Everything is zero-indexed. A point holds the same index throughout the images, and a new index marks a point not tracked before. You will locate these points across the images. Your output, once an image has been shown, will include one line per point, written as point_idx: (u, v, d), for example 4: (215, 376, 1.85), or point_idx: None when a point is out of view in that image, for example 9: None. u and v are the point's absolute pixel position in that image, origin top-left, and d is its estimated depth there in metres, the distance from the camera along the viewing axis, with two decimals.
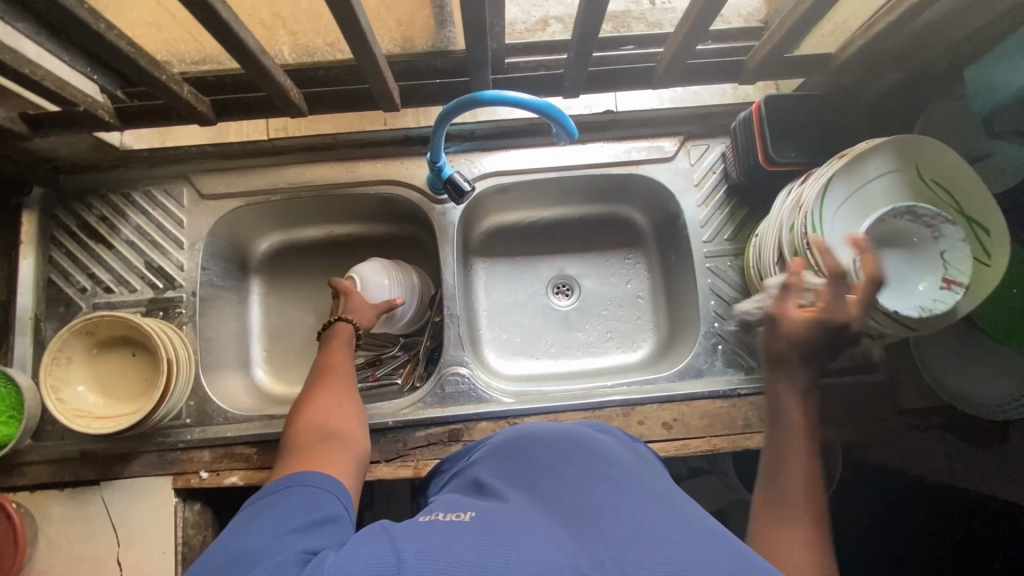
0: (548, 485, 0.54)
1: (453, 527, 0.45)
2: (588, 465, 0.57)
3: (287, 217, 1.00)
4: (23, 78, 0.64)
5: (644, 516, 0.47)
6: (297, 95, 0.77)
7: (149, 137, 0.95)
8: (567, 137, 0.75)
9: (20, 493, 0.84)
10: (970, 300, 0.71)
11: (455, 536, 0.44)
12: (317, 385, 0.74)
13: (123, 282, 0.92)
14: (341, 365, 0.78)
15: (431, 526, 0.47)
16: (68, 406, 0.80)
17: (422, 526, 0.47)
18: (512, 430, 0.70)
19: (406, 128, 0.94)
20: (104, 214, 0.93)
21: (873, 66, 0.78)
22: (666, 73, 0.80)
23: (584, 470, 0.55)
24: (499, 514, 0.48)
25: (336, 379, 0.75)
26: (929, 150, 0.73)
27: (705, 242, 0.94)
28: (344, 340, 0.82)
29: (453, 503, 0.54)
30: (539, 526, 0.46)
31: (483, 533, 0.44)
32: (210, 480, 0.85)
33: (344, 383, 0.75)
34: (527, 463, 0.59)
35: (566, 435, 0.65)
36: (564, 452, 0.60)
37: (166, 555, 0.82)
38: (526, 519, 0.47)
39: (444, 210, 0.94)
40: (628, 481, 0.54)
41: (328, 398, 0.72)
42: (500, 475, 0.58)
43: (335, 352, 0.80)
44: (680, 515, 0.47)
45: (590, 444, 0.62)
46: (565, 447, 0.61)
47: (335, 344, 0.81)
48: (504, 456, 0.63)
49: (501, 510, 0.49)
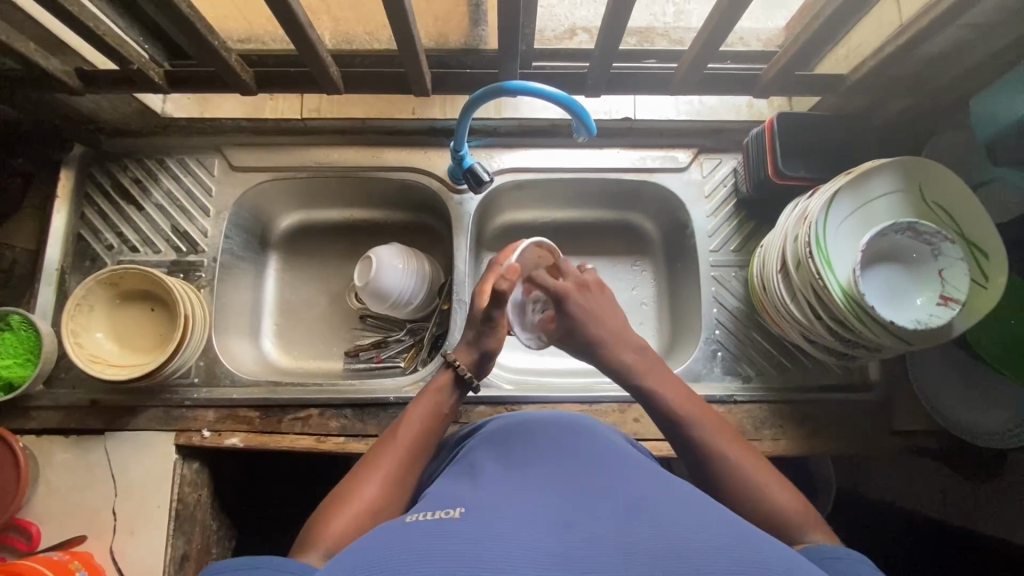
0: (539, 478, 0.54)
1: (439, 525, 0.45)
2: (580, 459, 0.58)
3: (310, 196, 1.04)
4: (87, 31, 0.69)
5: (635, 504, 0.48)
6: (335, 73, 0.81)
7: (188, 106, 1.01)
8: (586, 133, 0.78)
9: (27, 436, 0.87)
10: (968, 316, 0.73)
11: (441, 536, 0.43)
12: (379, 453, 0.65)
13: (148, 242, 0.96)
14: (415, 440, 0.67)
15: (418, 526, 0.46)
16: (84, 351, 0.83)
17: (408, 528, 0.46)
18: (508, 416, 0.72)
19: (433, 118, 1.00)
20: (137, 177, 0.98)
21: (883, 90, 0.82)
22: (683, 80, 0.84)
23: (579, 462, 0.57)
24: (488, 507, 0.48)
25: (401, 455, 0.65)
26: (933, 173, 0.76)
27: (711, 251, 0.97)
28: (432, 406, 0.71)
29: (441, 496, 0.53)
30: (529, 518, 0.46)
31: (473, 531, 0.44)
32: (211, 439, 0.87)
33: (407, 465, 0.64)
34: (510, 461, 0.59)
35: (560, 425, 0.66)
36: (554, 448, 0.60)
37: (160, 509, 0.84)
38: (517, 510, 0.47)
39: (461, 200, 0.98)
40: (618, 471, 0.55)
41: (380, 476, 0.62)
42: (493, 465, 0.59)
43: (426, 400, 0.71)
44: (674, 499, 0.49)
45: (581, 436, 0.63)
46: (555, 440, 0.62)
47: (421, 409, 0.70)
48: (489, 453, 0.62)
49: (490, 502, 0.49)
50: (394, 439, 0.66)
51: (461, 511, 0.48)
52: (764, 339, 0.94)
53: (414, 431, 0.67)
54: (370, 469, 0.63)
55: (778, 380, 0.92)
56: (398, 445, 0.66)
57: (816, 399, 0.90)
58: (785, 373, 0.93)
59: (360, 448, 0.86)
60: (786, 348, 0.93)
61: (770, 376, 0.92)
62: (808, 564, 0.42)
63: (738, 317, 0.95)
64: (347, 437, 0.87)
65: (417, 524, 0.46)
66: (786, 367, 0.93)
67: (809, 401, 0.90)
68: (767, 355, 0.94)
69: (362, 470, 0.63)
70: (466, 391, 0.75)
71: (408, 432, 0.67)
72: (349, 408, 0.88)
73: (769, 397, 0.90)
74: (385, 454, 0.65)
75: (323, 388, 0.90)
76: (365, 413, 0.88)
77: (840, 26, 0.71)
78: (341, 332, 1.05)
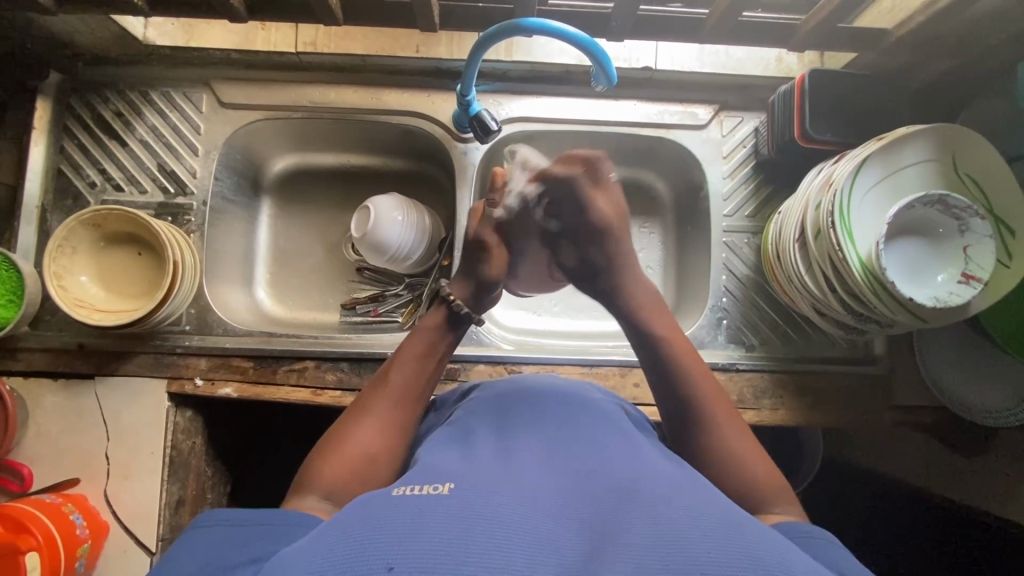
0: (529, 452, 0.52)
1: (425, 502, 0.42)
2: (573, 435, 0.55)
3: (305, 138, 0.99)
4: None
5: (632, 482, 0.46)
6: (334, 2, 0.74)
7: (172, 34, 0.92)
8: (606, 82, 0.72)
9: (15, 377, 0.84)
10: (985, 298, 0.71)
11: (430, 514, 0.41)
12: (371, 397, 0.63)
13: (133, 181, 0.90)
14: (409, 383, 0.65)
15: (402, 502, 0.43)
16: (68, 294, 0.80)
17: (391, 503, 0.43)
18: (507, 381, 0.70)
19: (438, 58, 0.92)
20: (120, 110, 0.91)
21: (926, 49, 0.76)
22: (714, 30, 0.77)
23: (571, 440, 0.54)
24: (479, 482, 0.45)
25: (395, 400, 0.63)
26: (968, 143, 0.72)
27: (725, 215, 0.93)
28: (423, 345, 0.68)
29: (429, 467, 0.50)
30: (524, 496, 0.44)
31: (465, 509, 0.41)
32: (203, 388, 0.85)
33: (402, 408, 0.63)
34: (506, 435, 0.56)
35: (548, 397, 0.64)
36: (545, 422, 0.58)
37: (154, 456, 0.83)
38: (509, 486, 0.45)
39: (466, 149, 0.92)
40: (614, 449, 0.53)
41: (373, 422, 0.61)
42: (486, 437, 0.56)
43: (416, 339, 0.68)
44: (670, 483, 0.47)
45: (576, 411, 0.61)
46: (549, 415, 0.60)
47: (414, 352, 0.67)
48: (481, 425, 0.60)
49: (480, 476, 0.47)
50: (386, 384, 0.64)
51: (450, 487, 0.45)
52: (772, 308, 0.92)
53: (407, 374, 0.65)
54: (363, 414, 0.62)
55: (782, 351, 0.91)
56: (391, 390, 0.64)
57: (818, 371, 0.89)
58: (789, 343, 0.91)
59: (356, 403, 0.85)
60: (791, 319, 0.92)
61: (774, 345, 0.91)
62: (804, 560, 0.40)
63: (747, 285, 0.92)
64: (343, 391, 0.86)
65: (405, 497, 0.43)
66: (791, 338, 0.91)
67: (811, 371, 0.89)
68: (773, 324, 0.92)
69: (353, 416, 0.62)
70: (460, 329, 0.72)
71: (400, 376, 0.65)
72: (345, 361, 0.86)
73: (772, 366, 0.89)
74: (377, 400, 0.63)
75: (319, 340, 0.87)
76: (362, 367, 0.87)
77: None
78: (337, 284, 1.01)
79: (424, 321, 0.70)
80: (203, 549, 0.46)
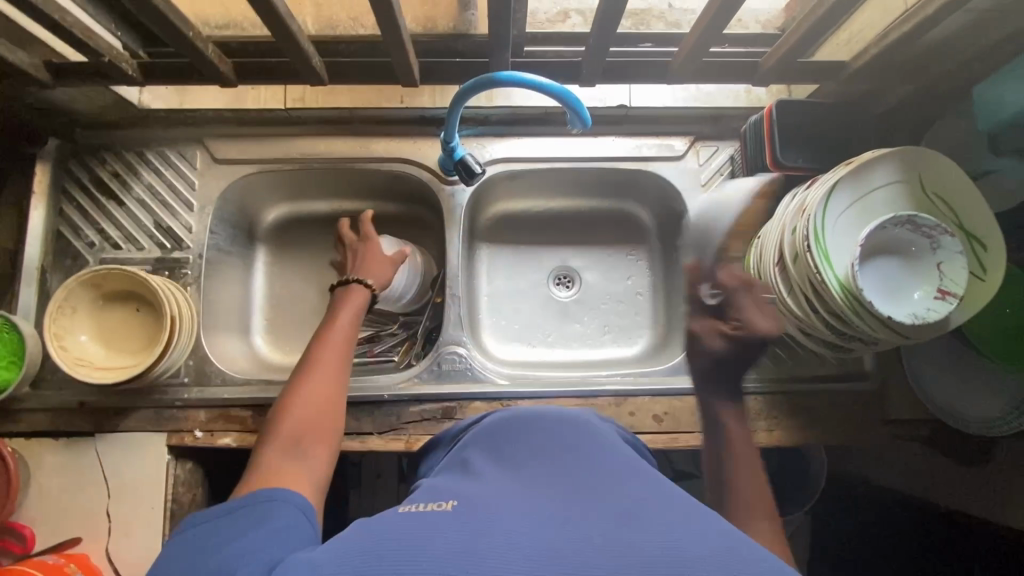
0: (530, 473, 0.53)
1: (432, 518, 0.44)
2: (573, 453, 0.57)
3: (298, 188, 1.02)
4: (53, 25, 0.66)
5: (626, 497, 0.47)
6: (319, 63, 0.78)
7: (166, 97, 0.96)
8: (581, 125, 0.75)
9: (16, 438, 0.85)
10: (965, 310, 0.73)
11: (437, 525, 0.43)
12: (308, 370, 0.71)
13: (131, 239, 0.93)
14: (341, 347, 0.74)
15: (410, 518, 0.45)
16: (69, 354, 0.82)
17: (402, 519, 0.45)
18: (503, 412, 0.72)
19: (422, 107, 0.95)
20: (117, 171, 0.94)
21: (884, 78, 0.80)
22: (680, 70, 0.82)
23: (571, 457, 0.56)
24: (481, 500, 0.47)
25: (332, 365, 0.72)
26: (932, 163, 0.75)
27: (707, 241, 0.96)
28: (347, 318, 0.77)
29: (434, 490, 0.53)
30: (522, 509, 0.45)
31: (469, 523, 0.43)
32: (204, 440, 0.86)
33: (338, 368, 0.72)
34: (506, 456, 0.58)
35: (547, 422, 0.65)
36: (543, 443, 0.59)
37: (155, 510, 0.83)
38: (511, 505, 0.46)
39: (453, 191, 0.95)
40: (616, 461, 0.55)
41: (314, 387, 0.68)
42: (487, 461, 0.58)
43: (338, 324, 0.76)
44: (662, 494, 0.48)
45: (575, 430, 0.63)
46: (548, 433, 0.62)
47: (339, 323, 0.76)
48: (482, 450, 0.61)
49: (483, 494, 0.49)
50: (320, 356, 0.72)
51: (454, 504, 0.47)
52: None
53: (340, 344, 0.74)
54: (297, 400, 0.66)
55: (775, 372, 0.92)
56: (325, 359, 0.72)
57: (811, 389, 0.90)
58: (780, 363, 0.92)
59: (354, 447, 0.86)
60: (780, 339, 0.93)
61: (766, 367, 0.92)
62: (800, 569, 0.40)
63: None
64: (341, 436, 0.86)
65: (411, 514, 0.46)
66: (781, 358, 0.92)
67: (804, 391, 0.90)
68: None
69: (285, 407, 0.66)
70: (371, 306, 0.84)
71: (331, 346, 0.74)
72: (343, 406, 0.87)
73: (765, 388, 0.90)
74: (316, 369, 0.71)
75: None
76: (360, 409, 0.87)
77: (846, 12, 0.68)
78: None
79: (343, 300, 0.79)
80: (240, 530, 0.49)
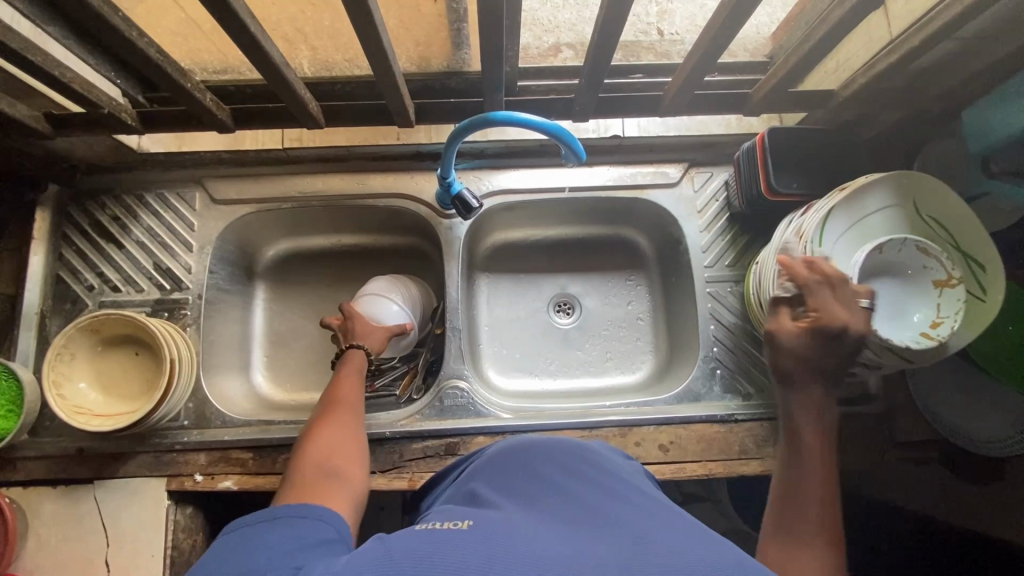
0: (543, 498, 0.53)
1: (450, 534, 0.44)
2: (587, 481, 0.56)
3: (296, 224, 1.02)
4: (53, 80, 0.66)
5: (638, 526, 0.46)
6: (315, 107, 0.79)
7: (165, 142, 0.99)
8: (575, 159, 0.76)
9: (14, 488, 0.84)
10: (967, 332, 0.73)
11: (453, 543, 0.43)
12: (327, 409, 0.73)
13: (131, 281, 0.93)
14: (356, 389, 0.77)
15: (428, 533, 0.45)
16: (67, 402, 0.81)
17: (418, 535, 0.45)
18: (508, 440, 0.71)
19: (419, 143, 0.97)
20: (116, 214, 0.95)
21: (873, 105, 0.81)
22: (672, 102, 0.83)
23: (585, 484, 0.55)
24: (497, 520, 0.47)
25: (348, 402, 0.74)
26: (926, 187, 0.75)
27: (706, 266, 0.96)
28: (354, 369, 0.80)
29: (447, 512, 0.52)
30: (536, 533, 0.45)
31: (485, 540, 0.43)
32: (204, 484, 0.85)
33: (355, 407, 0.74)
34: (516, 481, 0.58)
35: (559, 448, 0.65)
36: (555, 468, 0.59)
37: (154, 558, 0.81)
38: (527, 528, 0.46)
39: (451, 224, 0.96)
40: (624, 490, 0.55)
41: (335, 422, 0.70)
42: (497, 487, 0.57)
43: (345, 376, 0.78)
44: (674, 521, 0.48)
45: (584, 457, 0.62)
46: (557, 459, 0.61)
47: (351, 368, 0.80)
48: (493, 474, 0.61)
49: (496, 516, 0.48)
50: (337, 395, 0.75)
51: (469, 522, 0.47)
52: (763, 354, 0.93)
53: (352, 385, 0.77)
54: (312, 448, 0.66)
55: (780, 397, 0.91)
56: (343, 398, 0.75)
57: None
58: None
59: None
60: None
61: (771, 393, 0.91)
62: None
63: (737, 333, 0.94)
64: None
65: (427, 532, 0.46)
66: None
67: None
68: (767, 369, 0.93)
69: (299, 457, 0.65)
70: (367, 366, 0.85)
71: (346, 386, 0.77)
72: None
73: (771, 414, 0.89)
74: (335, 407, 0.73)
75: None
76: None
77: (832, 45, 0.70)
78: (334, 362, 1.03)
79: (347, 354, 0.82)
80: (270, 534, 0.49)
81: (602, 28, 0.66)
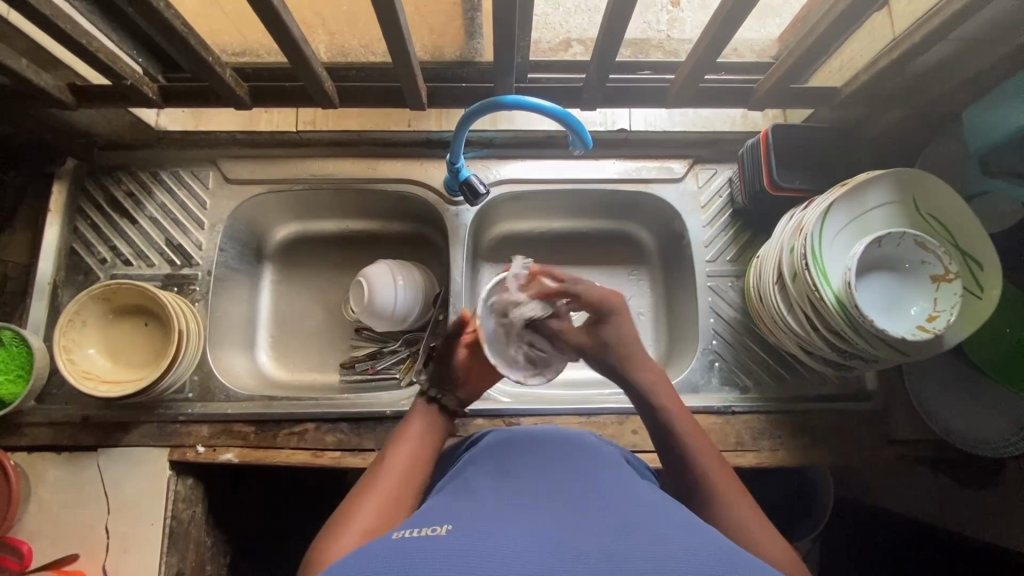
0: (540, 486, 0.54)
1: (428, 546, 0.42)
2: (581, 474, 0.57)
3: (306, 207, 1.04)
4: (79, 48, 0.69)
5: (631, 517, 0.47)
6: (330, 86, 0.81)
7: (183, 120, 0.97)
8: (582, 145, 0.78)
9: (20, 452, 0.85)
10: (962, 329, 0.74)
11: (431, 558, 0.40)
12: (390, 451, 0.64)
13: (142, 256, 0.95)
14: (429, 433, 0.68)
15: (405, 544, 0.43)
16: (76, 367, 0.83)
17: (393, 547, 0.42)
18: (500, 432, 0.70)
19: (428, 130, 0.98)
20: (131, 190, 0.97)
21: (875, 104, 0.83)
22: (678, 94, 0.85)
23: (567, 485, 0.53)
24: (476, 524, 0.45)
25: (416, 446, 0.65)
26: (926, 184, 0.76)
27: (707, 261, 0.97)
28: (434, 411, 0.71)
29: (425, 514, 0.50)
30: (518, 534, 0.44)
31: (463, 554, 0.41)
32: (205, 455, 0.86)
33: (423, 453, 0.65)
34: (496, 481, 0.56)
35: (545, 446, 0.63)
36: (556, 460, 0.60)
37: (154, 527, 0.83)
38: (507, 529, 0.44)
39: (457, 211, 0.97)
40: (609, 487, 0.54)
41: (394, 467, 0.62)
42: (478, 485, 0.56)
43: (419, 417, 0.70)
44: (661, 518, 0.47)
45: (565, 458, 0.61)
46: (537, 462, 0.60)
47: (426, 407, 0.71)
48: (475, 473, 0.59)
49: (474, 519, 0.46)
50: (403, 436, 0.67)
51: (449, 528, 0.45)
52: (762, 349, 0.94)
53: (425, 423, 0.69)
54: (353, 515, 0.55)
55: (777, 392, 0.92)
56: (410, 440, 0.66)
57: (812, 409, 0.90)
58: (783, 383, 0.92)
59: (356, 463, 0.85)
60: (782, 358, 0.93)
61: (768, 387, 0.92)
62: None
63: (736, 328, 0.95)
64: (343, 452, 0.86)
65: (404, 540, 0.44)
66: (784, 377, 0.93)
67: (807, 411, 0.90)
68: (765, 364, 0.93)
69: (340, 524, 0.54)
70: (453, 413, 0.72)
71: (418, 425, 0.68)
72: (345, 422, 0.87)
73: (767, 407, 0.90)
74: (399, 450, 0.64)
75: (319, 402, 0.89)
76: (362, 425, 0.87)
77: (835, 39, 0.71)
78: (338, 344, 1.04)
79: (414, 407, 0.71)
80: None
81: (612, 17, 0.68)
